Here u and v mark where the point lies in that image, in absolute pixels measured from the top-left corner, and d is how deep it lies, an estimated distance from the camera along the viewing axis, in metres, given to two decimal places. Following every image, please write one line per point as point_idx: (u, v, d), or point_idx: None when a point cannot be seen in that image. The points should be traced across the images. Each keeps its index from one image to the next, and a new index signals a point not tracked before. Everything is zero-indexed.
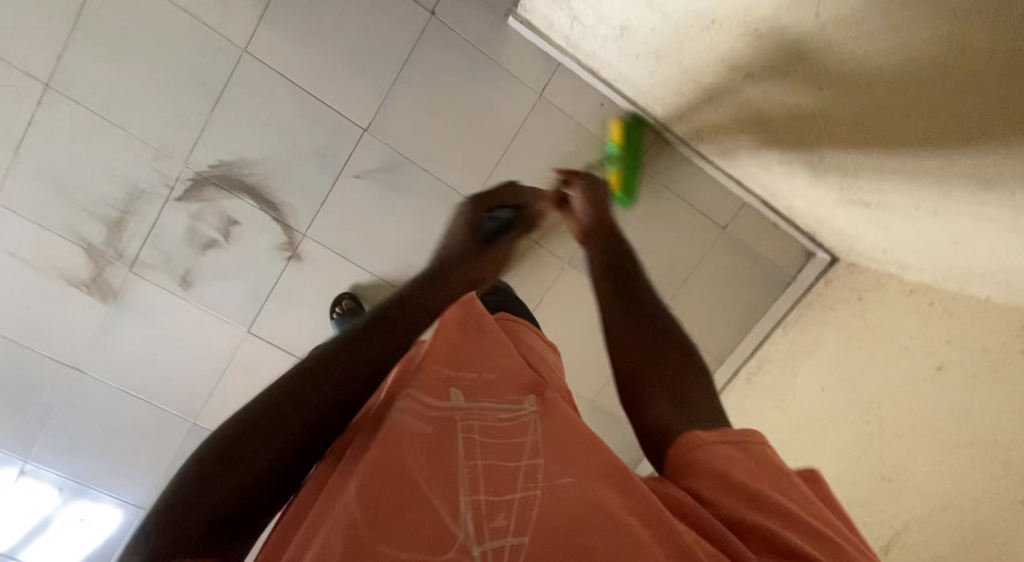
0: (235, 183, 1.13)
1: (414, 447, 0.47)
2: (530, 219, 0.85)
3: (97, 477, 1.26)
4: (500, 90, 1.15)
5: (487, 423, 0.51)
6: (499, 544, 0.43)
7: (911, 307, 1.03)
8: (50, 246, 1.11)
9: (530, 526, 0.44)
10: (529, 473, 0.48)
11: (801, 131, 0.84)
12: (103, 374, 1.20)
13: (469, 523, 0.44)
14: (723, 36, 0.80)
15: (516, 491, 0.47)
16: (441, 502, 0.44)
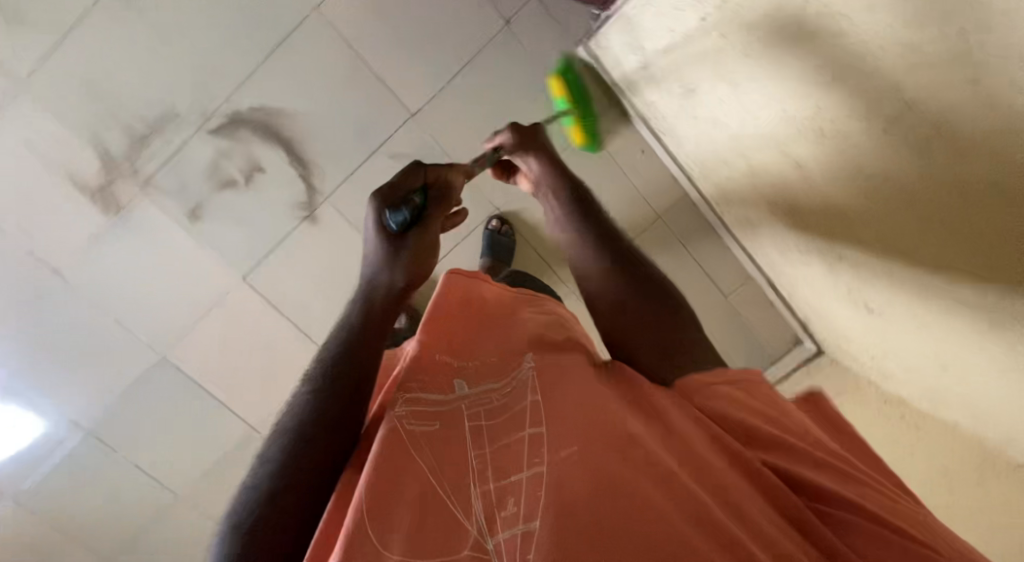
0: (271, 133, 1.12)
1: (424, 447, 0.58)
2: (443, 199, 0.82)
3: (40, 388, 1.20)
4: (551, 113, 1.15)
5: (481, 407, 0.60)
6: (508, 517, 0.51)
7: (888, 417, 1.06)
8: (67, 145, 1.08)
9: (542, 490, 0.51)
10: (533, 447, 0.55)
11: (820, 229, 0.87)
12: (79, 286, 1.15)
13: (481, 500, 0.53)
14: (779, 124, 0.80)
15: (523, 469, 0.54)
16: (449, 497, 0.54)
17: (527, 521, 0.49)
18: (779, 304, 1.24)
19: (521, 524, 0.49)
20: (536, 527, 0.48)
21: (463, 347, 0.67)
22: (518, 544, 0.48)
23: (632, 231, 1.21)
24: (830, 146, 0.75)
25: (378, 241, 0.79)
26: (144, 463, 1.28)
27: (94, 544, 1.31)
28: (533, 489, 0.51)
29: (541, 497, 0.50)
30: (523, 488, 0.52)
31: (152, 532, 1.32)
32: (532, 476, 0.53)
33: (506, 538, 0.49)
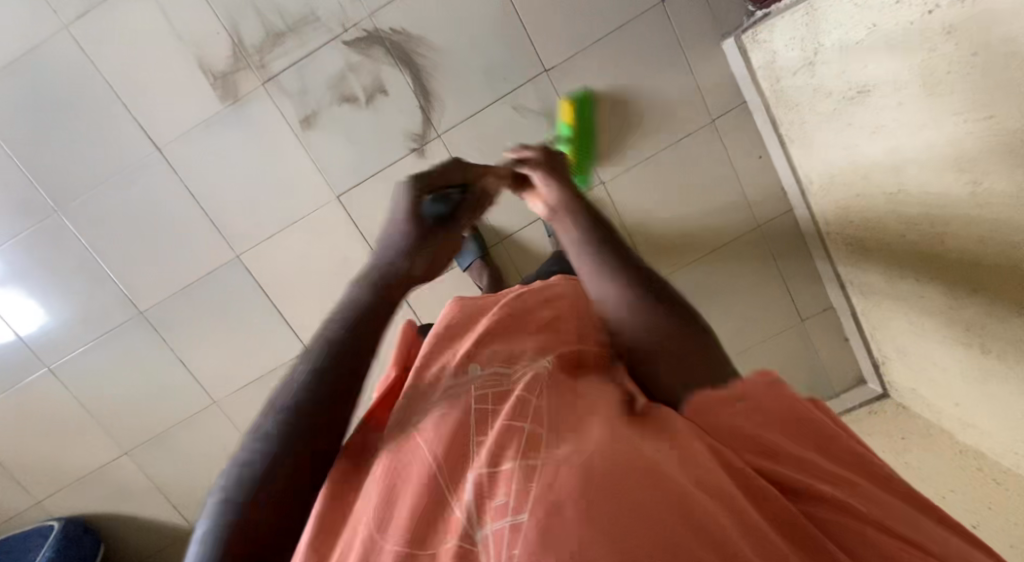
0: (403, 57, 1.11)
1: (418, 423, 0.49)
2: (474, 202, 0.73)
3: (112, 261, 1.19)
4: (682, 101, 1.14)
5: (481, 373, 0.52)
6: (497, 508, 0.41)
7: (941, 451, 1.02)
8: (202, 23, 1.07)
9: (536, 480, 0.41)
10: (530, 433, 0.45)
11: (948, 262, 0.86)
12: (177, 167, 1.14)
13: (470, 489, 0.43)
14: (934, 149, 0.79)
15: (517, 455, 0.43)
16: (441, 475, 0.45)
17: (517, 511, 0.40)
18: (853, 341, 1.24)
19: (511, 515, 0.40)
20: (525, 518, 0.39)
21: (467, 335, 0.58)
22: (507, 537, 0.39)
23: (729, 234, 1.21)
24: (986, 176, 0.72)
25: (399, 229, 0.64)
26: (192, 360, 1.26)
27: (125, 430, 1.29)
28: (526, 487, 0.41)
29: (534, 488, 0.40)
30: (513, 480, 0.42)
31: (182, 432, 1.30)
32: (525, 467, 0.42)
33: (495, 531, 0.40)
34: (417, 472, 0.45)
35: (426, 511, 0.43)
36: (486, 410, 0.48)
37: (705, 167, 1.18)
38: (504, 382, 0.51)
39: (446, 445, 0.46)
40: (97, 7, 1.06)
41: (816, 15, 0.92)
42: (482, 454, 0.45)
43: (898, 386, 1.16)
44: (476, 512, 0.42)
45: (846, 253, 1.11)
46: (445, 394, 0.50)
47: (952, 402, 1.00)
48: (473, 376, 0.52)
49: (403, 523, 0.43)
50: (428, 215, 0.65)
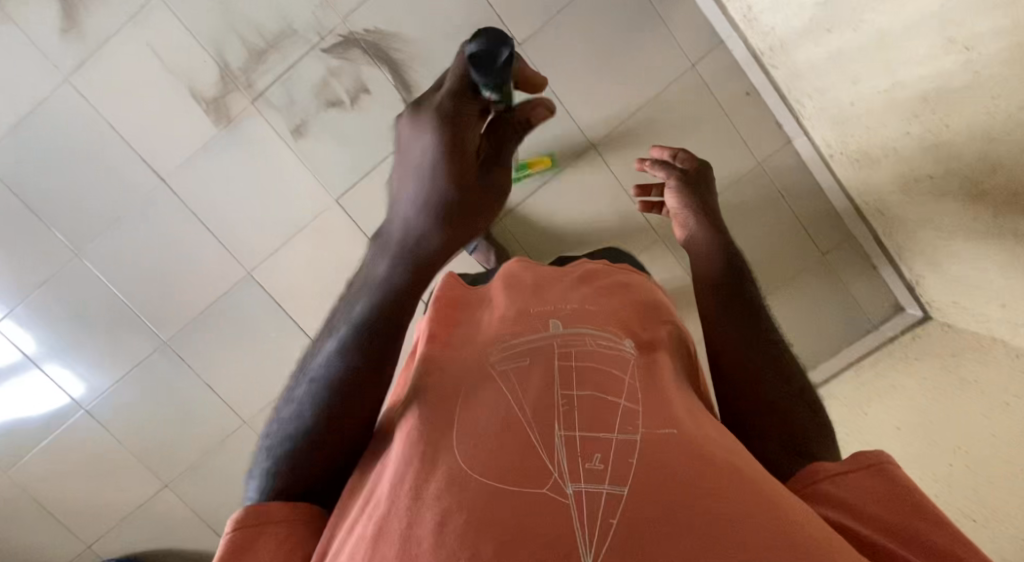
0: (380, 54, 1.14)
1: (520, 374, 0.54)
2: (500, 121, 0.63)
3: (133, 297, 1.23)
4: (660, 52, 1.14)
5: (588, 346, 0.58)
6: (594, 472, 0.45)
7: (994, 353, 0.95)
8: (189, 54, 1.13)
9: (637, 457, 0.46)
10: (628, 417, 0.50)
11: (957, 148, 0.81)
12: (183, 194, 1.19)
13: (565, 446, 0.47)
14: (915, 25, 0.76)
15: (614, 431, 0.48)
16: (544, 426, 0.49)
17: (615, 481, 0.44)
18: (881, 265, 1.20)
19: (608, 482, 0.44)
20: (629, 490, 0.43)
21: (546, 297, 0.67)
22: (606, 499, 0.42)
23: (730, 176, 1.19)
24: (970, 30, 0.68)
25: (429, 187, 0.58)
26: (218, 382, 1.28)
27: (163, 461, 1.31)
28: (625, 459, 0.46)
29: (633, 464, 0.45)
30: (613, 449, 0.47)
31: (217, 456, 1.31)
32: (623, 441, 0.47)
33: (588, 490, 0.43)
34: (511, 413, 0.50)
35: (529, 453, 0.46)
36: (576, 372, 0.54)
37: (695, 114, 1.17)
38: (598, 356, 0.57)
39: (543, 399, 0.51)
40: (93, 54, 1.12)
41: None
42: (577, 416, 0.50)
43: (937, 304, 1.10)
44: (568, 463, 0.46)
45: (873, 206, 1.10)
46: (541, 346, 0.58)
47: (995, 300, 0.94)
48: (555, 335, 0.59)
49: (491, 458, 0.46)
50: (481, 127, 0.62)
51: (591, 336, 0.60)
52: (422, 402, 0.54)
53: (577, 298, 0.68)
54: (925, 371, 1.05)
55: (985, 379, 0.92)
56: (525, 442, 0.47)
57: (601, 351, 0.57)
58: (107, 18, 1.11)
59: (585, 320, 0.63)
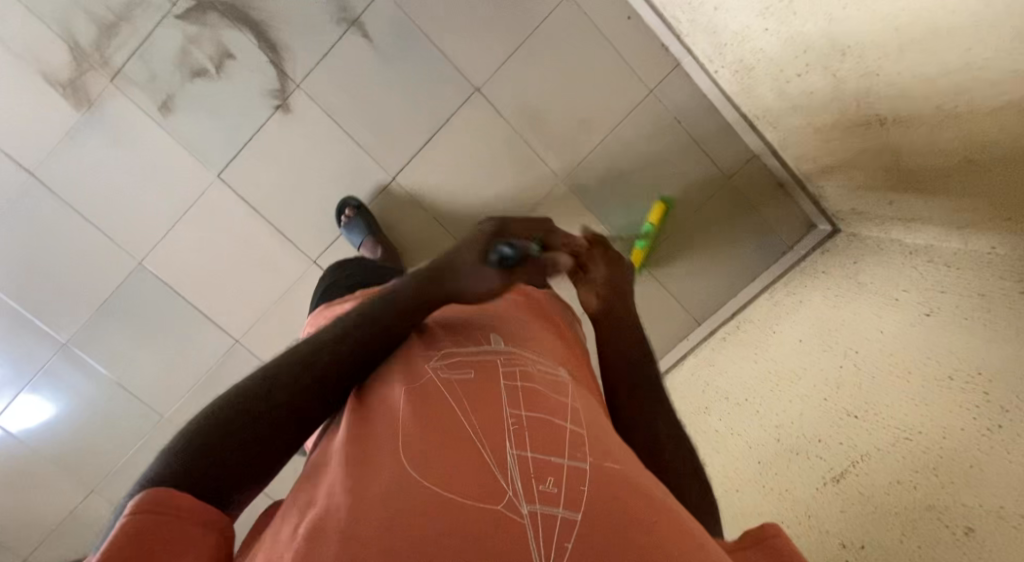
0: (239, 15, 1.08)
1: (470, 389, 0.52)
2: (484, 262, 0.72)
3: (20, 300, 1.18)
4: None
5: (534, 369, 0.57)
6: (546, 493, 0.43)
7: (891, 253, 0.94)
8: (37, 38, 1.07)
9: (586, 485, 0.44)
10: (576, 441, 0.49)
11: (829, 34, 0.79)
12: (54, 186, 1.13)
13: (516, 465, 0.45)
14: None
15: (565, 455, 0.47)
16: (497, 445, 0.47)
17: (568, 505, 0.42)
18: (787, 183, 1.18)
19: (562, 506, 0.42)
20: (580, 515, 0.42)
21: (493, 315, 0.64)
22: (558, 523, 0.41)
23: (624, 107, 1.15)
24: None
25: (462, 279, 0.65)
26: (128, 380, 1.24)
27: (83, 466, 1.27)
28: (576, 485, 0.44)
29: (583, 489, 0.44)
30: (565, 473, 0.45)
31: (139, 454, 1.28)
32: (574, 467, 0.46)
33: (543, 511, 0.42)
34: (457, 427, 0.48)
35: (483, 471, 0.45)
36: (523, 392, 0.52)
37: (579, 46, 1.12)
38: (543, 379, 0.56)
39: (489, 414, 0.49)
40: None
41: None
42: (526, 436, 0.48)
43: (840, 213, 1.10)
44: (521, 484, 0.44)
45: (766, 120, 1.08)
46: (487, 361, 0.56)
47: (884, 197, 0.93)
48: (499, 352, 0.58)
49: (443, 476, 0.44)
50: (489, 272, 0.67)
51: (532, 359, 0.58)
52: (368, 414, 0.51)
53: (524, 313, 0.67)
54: (830, 281, 1.03)
55: (883, 280, 0.90)
56: (473, 458, 0.45)
57: (545, 376, 0.56)
58: None
59: (531, 347, 0.61)
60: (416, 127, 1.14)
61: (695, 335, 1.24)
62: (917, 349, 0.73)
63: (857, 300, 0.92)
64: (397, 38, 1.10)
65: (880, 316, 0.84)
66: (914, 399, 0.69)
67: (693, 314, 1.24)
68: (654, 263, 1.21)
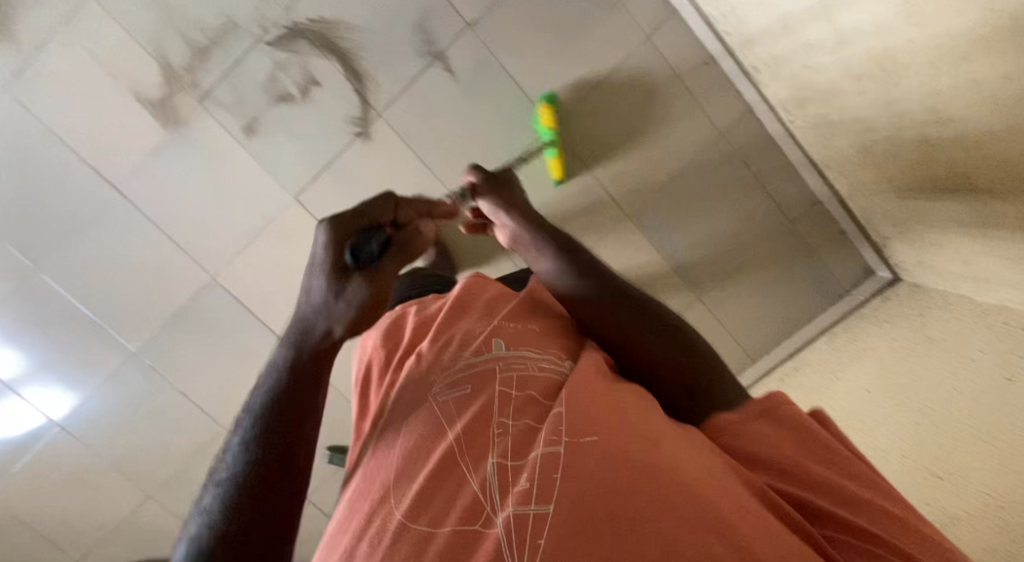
0: (327, 44, 1.11)
1: (459, 406, 0.60)
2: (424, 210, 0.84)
3: (97, 308, 1.21)
4: (613, 26, 1.11)
5: (519, 370, 0.62)
6: (519, 493, 0.50)
7: (961, 309, 0.96)
8: (130, 56, 1.09)
9: (559, 474, 0.50)
10: (555, 427, 0.54)
11: (914, 102, 0.81)
12: (137, 201, 1.16)
13: (493, 475, 0.53)
14: None
15: (539, 446, 0.53)
16: (478, 461, 0.54)
17: (539, 501, 0.49)
18: (849, 229, 1.19)
19: (533, 503, 0.49)
20: (550, 511, 0.48)
21: (497, 320, 0.70)
22: (526, 521, 0.48)
23: (693, 148, 1.17)
24: None
25: (315, 276, 0.72)
26: (194, 390, 1.27)
27: (143, 471, 1.30)
28: (549, 474, 0.50)
29: (556, 481, 0.50)
30: (539, 465, 0.51)
31: (199, 462, 1.31)
32: (547, 453, 0.52)
33: (514, 513, 0.49)
34: (449, 453, 0.55)
35: (454, 499, 0.52)
36: (513, 398, 0.59)
37: (653, 87, 1.14)
38: (527, 376, 0.62)
39: (479, 431, 0.56)
40: (31, 61, 1.08)
41: None
42: (506, 446, 0.55)
43: (902, 261, 1.10)
44: (499, 493, 0.51)
45: (837, 170, 1.10)
46: (483, 370, 0.62)
47: (958, 254, 0.94)
48: (499, 357, 0.63)
49: (424, 499, 0.53)
50: (352, 264, 0.71)
51: (530, 358, 0.64)
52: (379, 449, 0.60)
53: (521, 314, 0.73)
54: (896, 331, 1.05)
55: (955, 335, 0.92)
56: (460, 479, 0.53)
57: (524, 368, 0.62)
58: (37, 22, 1.07)
59: (530, 343, 0.67)
60: (491, 158, 1.17)
61: (750, 373, 1.27)
62: (1001, 415, 0.76)
63: (929, 355, 0.94)
64: (479, 74, 1.13)
65: (959, 374, 0.86)
66: (1006, 463, 0.72)
67: (748, 351, 1.26)
68: (713, 299, 1.24)
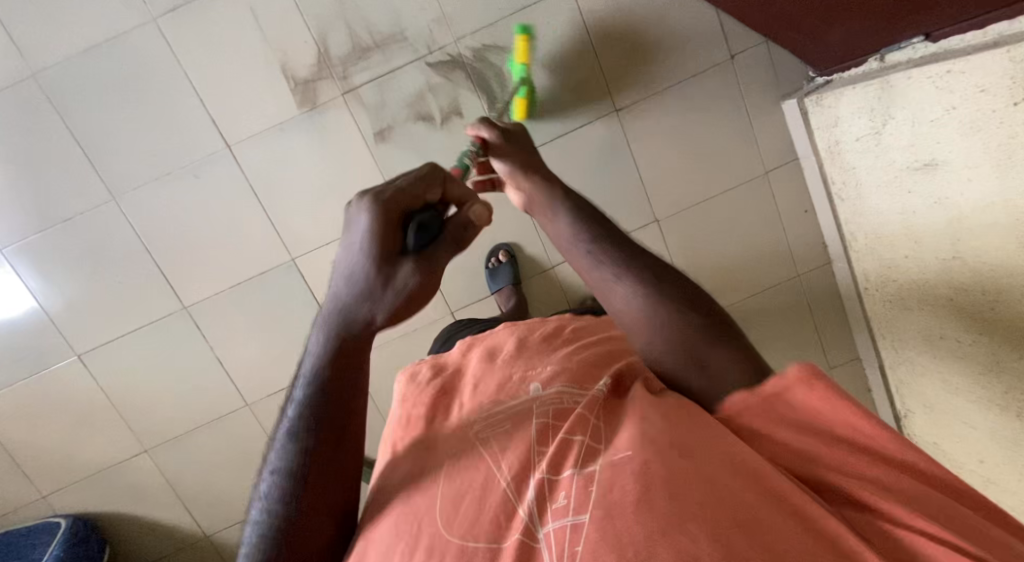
0: (482, 83, 1.14)
1: (498, 426, 0.57)
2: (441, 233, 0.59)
3: (163, 255, 1.18)
4: (739, 153, 1.21)
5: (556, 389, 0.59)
6: (558, 509, 0.47)
7: None
8: (291, 30, 1.09)
9: (593, 487, 0.47)
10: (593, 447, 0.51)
11: (991, 329, 0.91)
12: (243, 164, 1.14)
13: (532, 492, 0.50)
14: (994, 228, 0.83)
15: (576, 465, 0.50)
16: (510, 482, 0.51)
17: (578, 511, 0.46)
18: (877, 392, 1.31)
19: (571, 514, 0.46)
20: (586, 518, 0.45)
21: (533, 361, 0.65)
22: (568, 535, 0.45)
23: (770, 279, 1.28)
24: None
25: (360, 264, 0.56)
26: (230, 359, 1.23)
27: (146, 425, 1.25)
28: (585, 488, 0.47)
29: (591, 494, 0.47)
30: (573, 482, 0.48)
31: (205, 431, 1.26)
32: (583, 473, 0.49)
33: (555, 528, 0.46)
34: (489, 476, 0.52)
35: (496, 514, 0.50)
36: (547, 424, 0.54)
37: (754, 216, 1.24)
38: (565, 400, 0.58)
39: (512, 461, 0.52)
40: (190, 4, 1.06)
41: (891, 91, 0.95)
42: (545, 463, 0.51)
43: (919, 442, 1.22)
44: (538, 511, 0.48)
45: (889, 341, 1.20)
46: (515, 406, 0.58)
47: (974, 453, 1.05)
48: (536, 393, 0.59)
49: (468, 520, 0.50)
50: (403, 255, 0.57)
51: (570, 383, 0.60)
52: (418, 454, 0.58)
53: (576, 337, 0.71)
54: None
55: None
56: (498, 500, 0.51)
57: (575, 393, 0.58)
58: None
59: (573, 377, 0.60)
60: None
61: None
62: None
63: None
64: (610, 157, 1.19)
65: None
66: None
67: None
68: None
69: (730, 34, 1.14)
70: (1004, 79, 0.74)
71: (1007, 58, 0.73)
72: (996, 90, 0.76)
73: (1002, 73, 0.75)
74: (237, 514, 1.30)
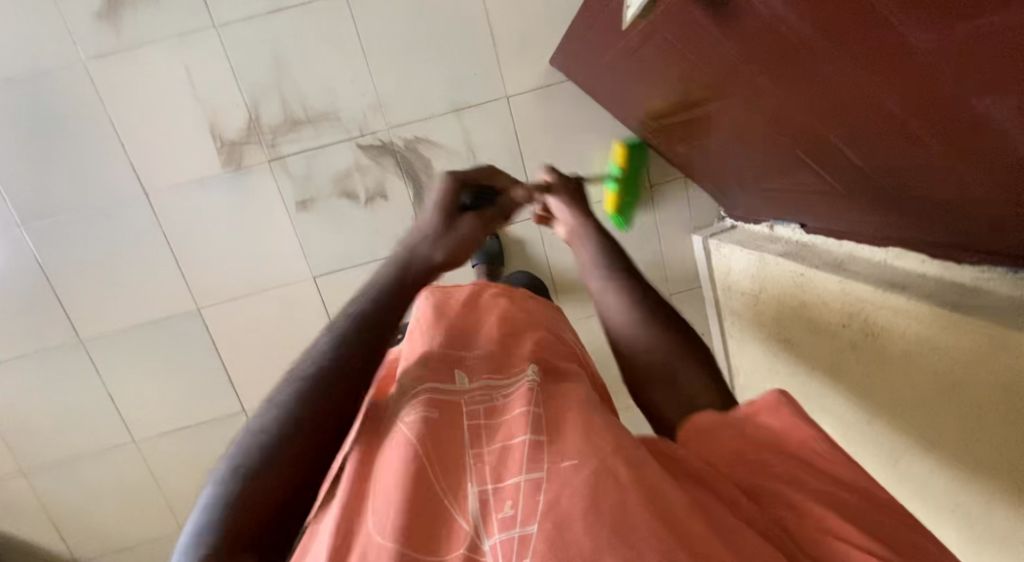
0: (409, 170, 1.17)
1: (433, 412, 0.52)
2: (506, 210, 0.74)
3: (64, 288, 1.17)
4: (650, 271, 1.27)
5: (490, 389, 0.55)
6: (504, 520, 0.42)
7: None
8: (224, 94, 1.09)
9: (543, 496, 0.43)
10: (535, 450, 0.47)
11: None
12: (159, 212, 1.14)
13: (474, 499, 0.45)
14: (837, 415, 0.92)
15: (521, 471, 0.45)
16: (449, 475, 0.47)
17: (524, 523, 0.42)
18: None
19: (518, 527, 0.42)
20: (535, 530, 0.41)
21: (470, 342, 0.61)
22: (514, 547, 0.41)
23: None
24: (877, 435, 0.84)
25: (432, 213, 0.70)
26: (121, 395, 1.23)
27: (27, 450, 1.24)
28: (530, 497, 0.43)
29: (541, 502, 0.42)
30: (518, 491, 0.44)
31: (87, 462, 1.26)
32: (530, 478, 0.44)
33: (502, 541, 0.41)
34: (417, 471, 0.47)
35: (435, 513, 0.44)
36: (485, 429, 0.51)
37: None
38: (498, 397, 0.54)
39: (449, 464, 0.48)
40: (119, 52, 1.06)
41: (765, 265, 1.01)
42: (489, 467, 0.47)
43: None
44: (484, 524, 0.43)
45: None
46: (445, 394, 0.54)
47: None
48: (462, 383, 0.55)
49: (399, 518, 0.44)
50: (462, 208, 0.70)
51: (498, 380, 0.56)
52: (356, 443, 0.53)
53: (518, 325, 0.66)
54: None
55: None
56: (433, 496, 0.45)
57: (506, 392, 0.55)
58: (152, 25, 1.06)
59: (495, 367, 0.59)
60: None
61: None
62: None
63: None
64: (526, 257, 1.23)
65: None
66: None
67: None
68: None
69: (651, 164, 1.20)
70: (840, 294, 0.83)
71: (840, 280, 0.82)
72: (834, 305, 0.85)
73: (835, 287, 0.84)
74: (111, 543, 1.31)
